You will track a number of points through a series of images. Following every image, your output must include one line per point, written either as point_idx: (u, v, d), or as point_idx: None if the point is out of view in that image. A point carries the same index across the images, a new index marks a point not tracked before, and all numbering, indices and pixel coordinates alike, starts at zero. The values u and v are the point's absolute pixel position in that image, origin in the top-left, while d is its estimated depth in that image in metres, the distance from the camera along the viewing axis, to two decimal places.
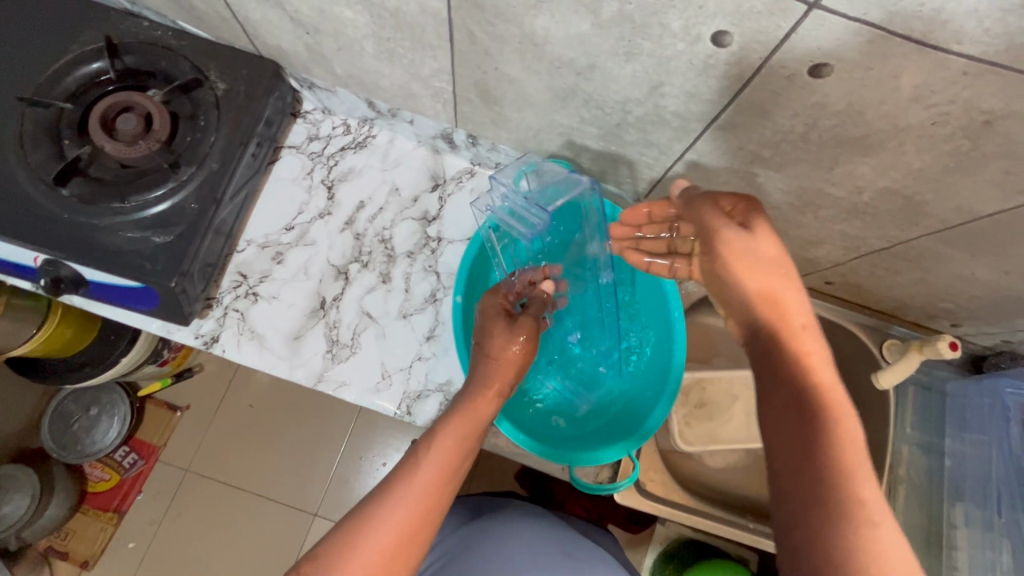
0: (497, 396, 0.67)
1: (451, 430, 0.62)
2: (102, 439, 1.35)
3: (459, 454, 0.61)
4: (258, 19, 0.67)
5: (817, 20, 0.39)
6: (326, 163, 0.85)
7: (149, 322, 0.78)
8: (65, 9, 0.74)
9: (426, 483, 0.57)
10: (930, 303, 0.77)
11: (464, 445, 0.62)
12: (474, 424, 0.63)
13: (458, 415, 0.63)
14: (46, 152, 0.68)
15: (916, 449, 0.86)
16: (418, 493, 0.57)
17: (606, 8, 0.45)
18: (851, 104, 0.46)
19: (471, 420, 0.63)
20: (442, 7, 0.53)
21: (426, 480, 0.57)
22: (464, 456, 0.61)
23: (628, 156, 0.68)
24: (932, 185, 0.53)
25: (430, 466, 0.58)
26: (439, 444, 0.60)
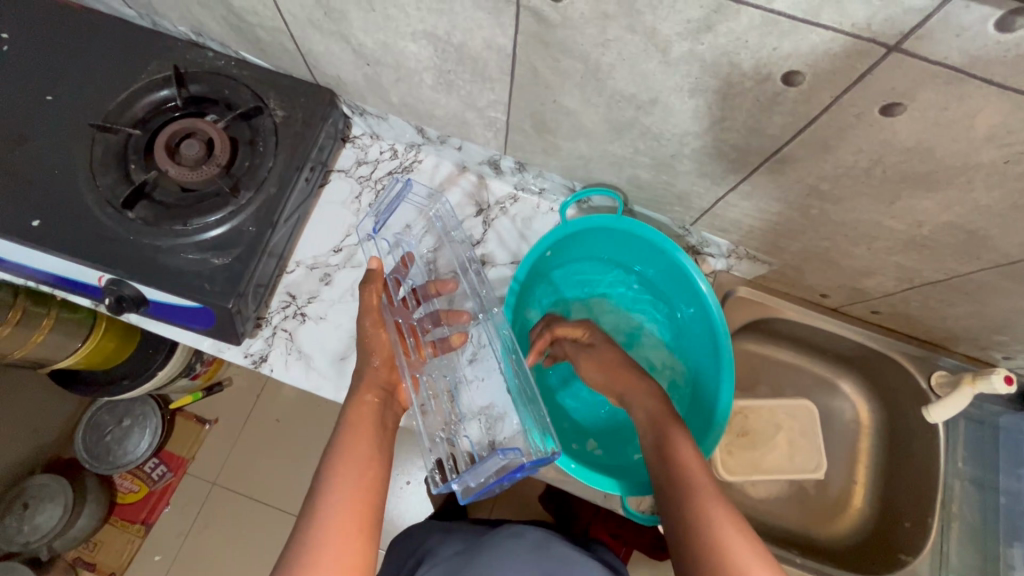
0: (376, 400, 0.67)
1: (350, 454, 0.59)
2: (133, 451, 1.38)
3: (365, 462, 0.59)
4: (320, 51, 0.70)
5: (895, 62, 0.39)
6: (373, 187, 0.87)
7: (200, 341, 0.79)
8: (135, 40, 0.78)
9: (335, 522, 0.53)
10: (984, 335, 0.76)
11: (369, 455, 0.60)
12: (366, 441, 0.61)
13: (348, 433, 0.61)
14: (114, 176, 0.71)
15: (969, 486, 0.83)
16: (337, 536, 0.53)
17: (676, 47, 0.46)
18: (920, 142, 0.46)
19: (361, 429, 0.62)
20: (508, 43, 0.54)
21: (339, 520, 0.54)
22: (373, 471, 0.59)
23: (678, 185, 0.68)
24: (998, 221, 0.52)
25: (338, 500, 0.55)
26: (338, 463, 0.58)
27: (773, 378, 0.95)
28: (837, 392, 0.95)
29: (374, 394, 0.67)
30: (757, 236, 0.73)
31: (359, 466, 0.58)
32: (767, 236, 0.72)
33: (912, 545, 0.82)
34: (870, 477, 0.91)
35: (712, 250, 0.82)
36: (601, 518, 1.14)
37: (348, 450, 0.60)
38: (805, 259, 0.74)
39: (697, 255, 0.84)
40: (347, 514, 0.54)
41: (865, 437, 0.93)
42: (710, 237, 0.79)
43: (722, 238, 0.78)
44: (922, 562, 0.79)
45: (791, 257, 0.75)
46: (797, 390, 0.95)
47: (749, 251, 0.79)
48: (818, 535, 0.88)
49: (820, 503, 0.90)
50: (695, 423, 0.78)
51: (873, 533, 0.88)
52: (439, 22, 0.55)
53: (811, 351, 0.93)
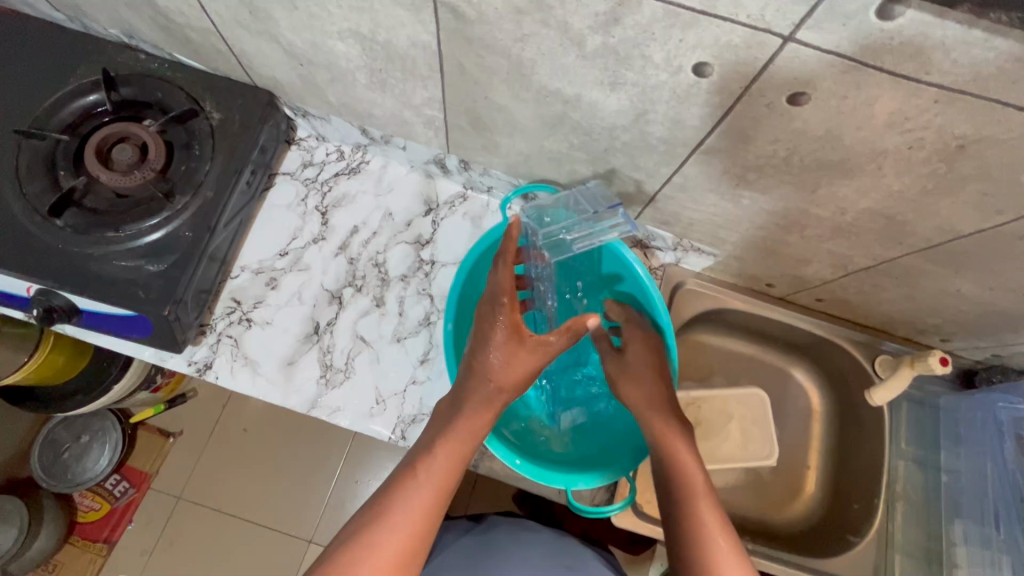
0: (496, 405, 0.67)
1: (442, 454, 0.62)
2: (93, 468, 1.34)
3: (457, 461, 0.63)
4: (252, 52, 0.68)
5: (791, 52, 0.40)
6: (320, 189, 0.86)
7: (141, 351, 0.77)
8: (64, 44, 0.76)
9: (417, 510, 0.59)
10: (920, 318, 0.79)
11: (461, 453, 0.63)
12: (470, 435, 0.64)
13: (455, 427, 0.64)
14: (41, 183, 0.69)
15: (912, 466, 0.86)
16: (408, 523, 0.58)
17: (590, 41, 0.46)
18: (828, 130, 0.47)
19: (466, 438, 0.64)
20: (432, 40, 0.54)
21: (418, 510, 0.59)
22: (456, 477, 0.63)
23: (617, 180, 0.69)
24: (912, 206, 0.54)
25: (424, 489, 0.60)
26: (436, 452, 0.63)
27: (727, 367, 0.96)
28: (790, 380, 0.97)
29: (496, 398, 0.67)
30: (698, 228, 0.74)
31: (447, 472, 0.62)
32: (707, 228, 0.73)
33: (860, 526, 0.83)
34: (822, 462, 0.93)
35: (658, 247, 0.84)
36: (570, 514, 1.15)
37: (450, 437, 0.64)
38: (745, 250, 0.76)
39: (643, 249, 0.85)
40: (430, 495, 0.60)
41: (817, 422, 0.95)
42: (656, 234, 0.80)
43: (666, 231, 0.79)
44: (869, 542, 0.81)
45: (733, 248, 0.77)
46: (751, 379, 0.96)
47: (694, 244, 0.80)
48: (773, 520, 0.90)
49: (775, 489, 0.92)
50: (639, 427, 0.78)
51: (826, 516, 0.89)
52: (362, 19, 0.55)
53: (762, 341, 0.95)
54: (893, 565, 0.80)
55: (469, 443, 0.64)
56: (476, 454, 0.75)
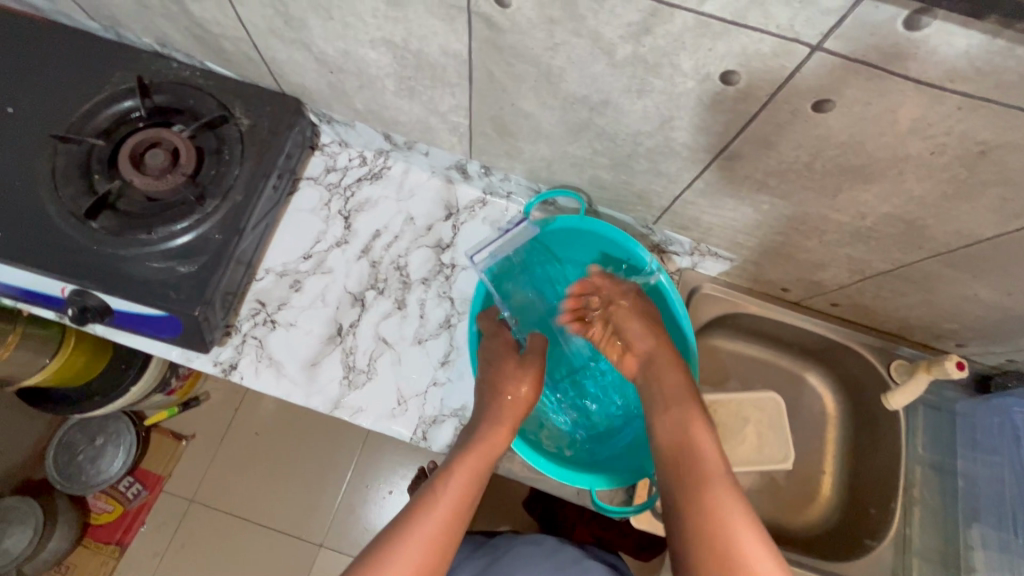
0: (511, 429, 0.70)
1: (461, 471, 0.65)
2: (107, 470, 1.36)
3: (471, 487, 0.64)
4: (284, 60, 0.70)
5: (819, 60, 0.42)
6: (343, 194, 0.88)
7: (168, 351, 0.78)
8: (99, 52, 0.78)
9: (435, 526, 0.61)
10: (935, 323, 0.80)
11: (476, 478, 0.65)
12: (486, 461, 0.66)
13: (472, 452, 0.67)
14: (76, 186, 0.71)
15: (928, 471, 0.85)
16: (426, 538, 0.60)
17: (620, 50, 0.48)
18: (852, 136, 0.48)
19: (482, 454, 0.67)
20: (464, 49, 0.56)
21: (435, 526, 0.61)
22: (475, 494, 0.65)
23: (637, 185, 0.70)
24: (932, 211, 0.55)
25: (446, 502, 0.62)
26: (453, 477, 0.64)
27: (742, 372, 0.97)
28: (804, 385, 0.97)
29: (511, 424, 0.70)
30: (716, 232, 0.76)
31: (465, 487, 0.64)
32: (725, 232, 0.74)
33: (877, 530, 0.84)
34: (837, 467, 0.94)
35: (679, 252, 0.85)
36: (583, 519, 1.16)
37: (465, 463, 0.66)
38: (763, 255, 0.77)
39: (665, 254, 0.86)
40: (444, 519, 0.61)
41: (831, 427, 0.95)
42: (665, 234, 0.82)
43: (683, 236, 0.81)
44: (886, 546, 0.81)
45: (750, 253, 0.78)
46: (766, 384, 0.97)
47: (712, 248, 0.81)
48: (789, 524, 0.90)
49: (790, 494, 0.92)
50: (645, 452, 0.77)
51: (841, 521, 0.89)
52: (395, 28, 0.56)
53: (777, 346, 0.96)
54: (911, 570, 0.80)
55: (484, 459, 0.67)
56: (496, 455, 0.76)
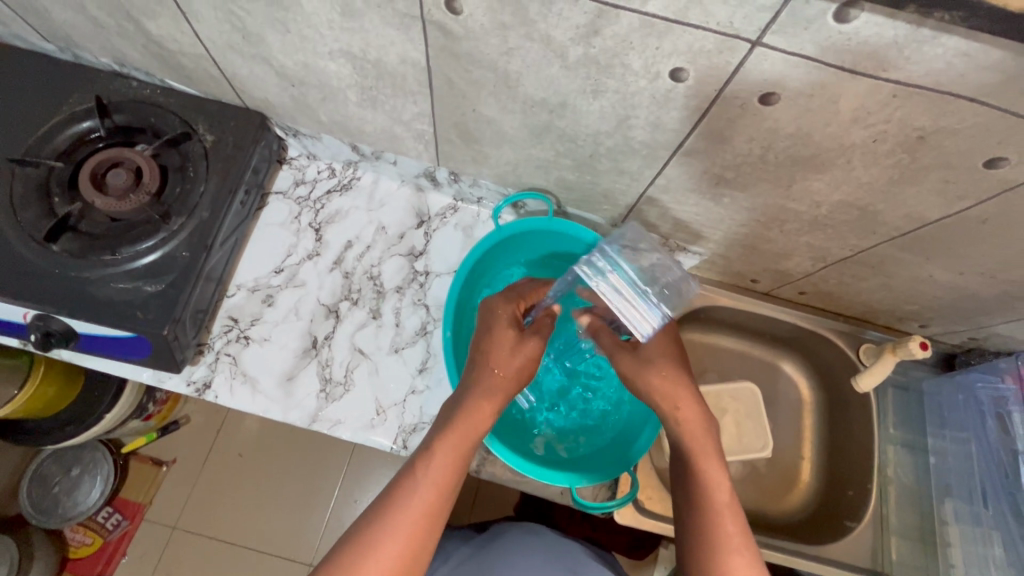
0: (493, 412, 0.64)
1: (444, 449, 0.61)
2: (84, 501, 1.32)
3: (453, 470, 0.60)
4: (245, 75, 0.70)
5: (761, 55, 0.43)
6: (312, 207, 0.88)
7: (138, 373, 0.77)
8: (54, 73, 0.77)
9: (420, 507, 0.58)
10: (898, 306, 0.82)
11: (457, 460, 0.61)
12: (466, 443, 0.62)
13: (451, 433, 0.62)
14: (36, 210, 0.70)
15: (901, 449, 0.87)
16: (410, 520, 0.57)
17: (572, 52, 0.49)
18: (799, 127, 0.50)
19: (467, 430, 0.62)
20: (421, 57, 0.57)
21: (419, 508, 0.57)
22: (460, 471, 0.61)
23: (602, 185, 0.72)
24: (881, 196, 0.57)
25: (425, 489, 0.58)
26: (432, 464, 0.60)
27: (718, 364, 0.98)
28: (779, 373, 0.99)
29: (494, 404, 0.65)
30: (682, 227, 0.77)
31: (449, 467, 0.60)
32: (691, 227, 0.76)
33: (856, 511, 0.85)
34: (816, 452, 0.95)
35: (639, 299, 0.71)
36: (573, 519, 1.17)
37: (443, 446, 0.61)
38: (729, 247, 0.79)
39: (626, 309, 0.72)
40: (428, 501, 0.58)
41: (808, 413, 0.97)
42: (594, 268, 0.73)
43: (652, 233, 0.82)
44: (866, 527, 0.83)
45: (717, 246, 0.80)
46: (742, 374, 0.99)
47: (680, 244, 0.83)
48: (772, 511, 0.92)
49: (771, 482, 0.94)
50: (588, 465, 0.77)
51: (822, 504, 0.91)
52: (353, 39, 0.57)
53: (750, 336, 0.98)
54: (890, 549, 0.81)
55: (470, 435, 0.62)
56: (478, 460, 0.77)
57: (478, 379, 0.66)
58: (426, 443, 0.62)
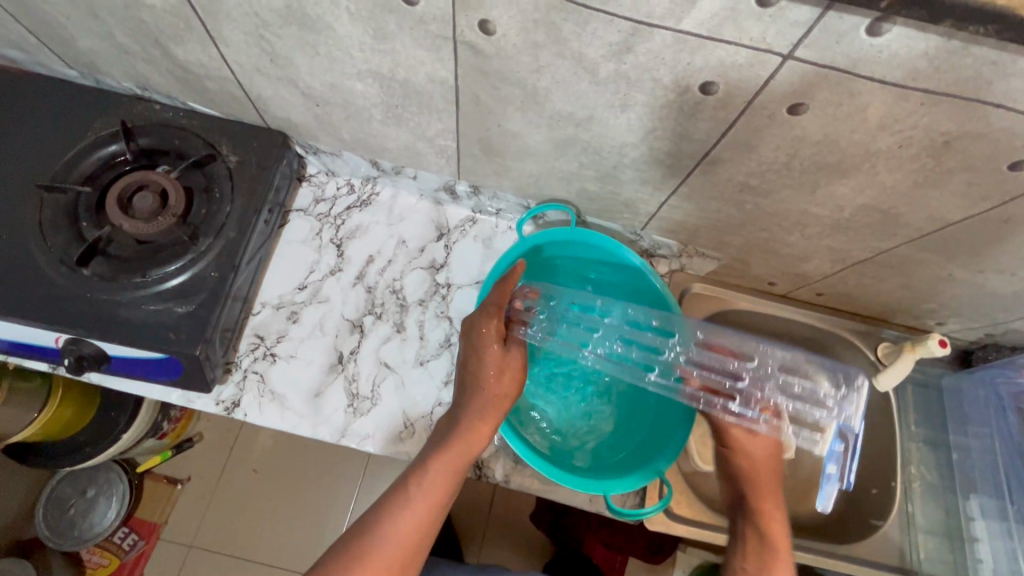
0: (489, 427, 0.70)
1: (441, 464, 0.66)
2: (100, 523, 1.32)
3: (449, 483, 0.66)
4: (269, 96, 0.72)
5: (792, 67, 0.44)
6: (333, 223, 0.89)
7: (167, 394, 0.77)
8: (78, 99, 0.78)
9: (412, 522, 0.62)
10: (916, 305, 0.83)
11: (454, 474, 0.66)
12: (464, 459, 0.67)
13: (451, 449, 0.67)
14: (66, 235, 0.71)
15: (924, 447, 0.88)
16: (404, 535, 0.61)
17: (603, 68, 0.50)
18: (826, 135, 0.51)
19: (462, 452, 0.67)
20: (450, 75, 0.58)
21: (414, 525, 0.62)
22: (452, 489, 0.66)
23: (624, 194, 0.73)
24: (904, 199, 0.58)
25: (422, 499, 0.63)
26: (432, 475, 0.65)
27: None
28: None
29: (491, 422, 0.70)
30: (702, 233, 0.78)
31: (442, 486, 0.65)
32: (711, 233, 0.77)
33: (881, 509, 0.86)
34: None
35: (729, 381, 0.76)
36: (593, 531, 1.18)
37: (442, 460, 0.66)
38: (749, 251, 0.80)
39: (696, 395, 0.75)
40: (423, 510, 0.63)
41: None
42: (850, 412, 0.71)
43: (671, 239, 0.83)
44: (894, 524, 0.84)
45: (736, 251, 0.81)
46: None
47: (699, 249, 0.84)
48: (797, 512, 0.92)
49: (795, 483, 0.94)
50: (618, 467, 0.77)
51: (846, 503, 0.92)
52: (382, 60, 0.58)
53: None
54: (918, 547, 0.82)
55: (467, 453, 0.67)
56: (505, 470, 0.77)
57: (474, 401, 0.71)
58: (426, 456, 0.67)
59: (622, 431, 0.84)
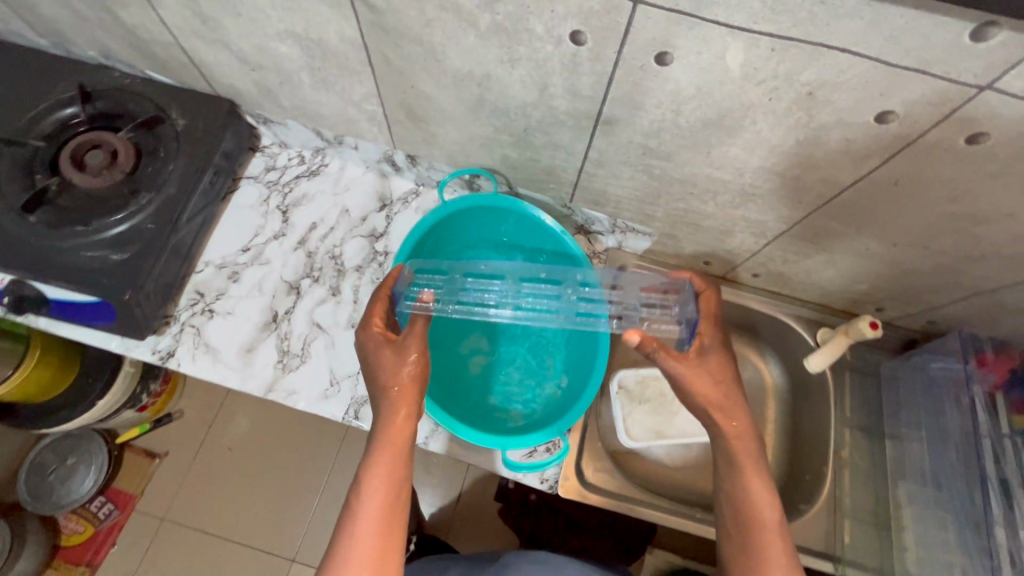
0: (410, 417, 0.64)
1: (378, 471, 0.60)
2: (78, 490, 1.37)
3: (394, 488, 0.60)
4: (211, 61, 0.76)
5: (643, 14, 0.46)
6: (281, 191, 0.93)
7: (108, 341, 0.81)
8: (46, 65, 0.84)
9: (369, 544, 0.56)
10: (848, 286, 0.82)
11: (396, 479, 0.60)
12: (398, 457, 0.62)
13: (381, 452, 0.61)
14: (19, 185, 0.76)
15: (857, 433, 0.88)
16: (369, 561, 0.56)
17: (481, 20, 0.53)
18: (698, 88, 0.53)
19: (394, 451, 0.62)
20: (356, 34, 0.61)
21: (373, 546, 0.56)
22: (401, 492, 0.60)
23: (544, 162, 0.75)
24: (795, 160, 0.59)
25: (369, 516, 0.58)
26: (370, 485, 0.59)
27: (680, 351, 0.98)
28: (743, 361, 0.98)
29: (408, 411, 0.64)
30: (626, 205, 0.79)
31: (397, 473, 0.60)
32: (633, 204, 0.78)
33: (811, 495, 0.85)
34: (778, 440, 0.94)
35: (613, 297, 0.78)
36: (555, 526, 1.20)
37: (378, 468, 0.60)
38: (674, 225, 0.80)
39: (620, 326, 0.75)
40: (376, 528, 0.57)
41: (772, 399, 0.96)
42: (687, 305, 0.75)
43: (600, 213, 0.84)
44: (819, 510, 0.83)
45: (663, 225, 0.82)
46: None
47: (629, 224, 0.84)
48: None
49: None
50: (543, 422, 0.77)
51: (782, 489, 0.90)
52: (295, 19, 0.62)
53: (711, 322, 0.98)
54: (843, 533, 0.81)
55: (398, 451, 0.62)
56: (426, 432, 0.78)
57: (383, 406, 0.65)
58: (361, 471, 0.61)
59: (549, 391, 0.83)
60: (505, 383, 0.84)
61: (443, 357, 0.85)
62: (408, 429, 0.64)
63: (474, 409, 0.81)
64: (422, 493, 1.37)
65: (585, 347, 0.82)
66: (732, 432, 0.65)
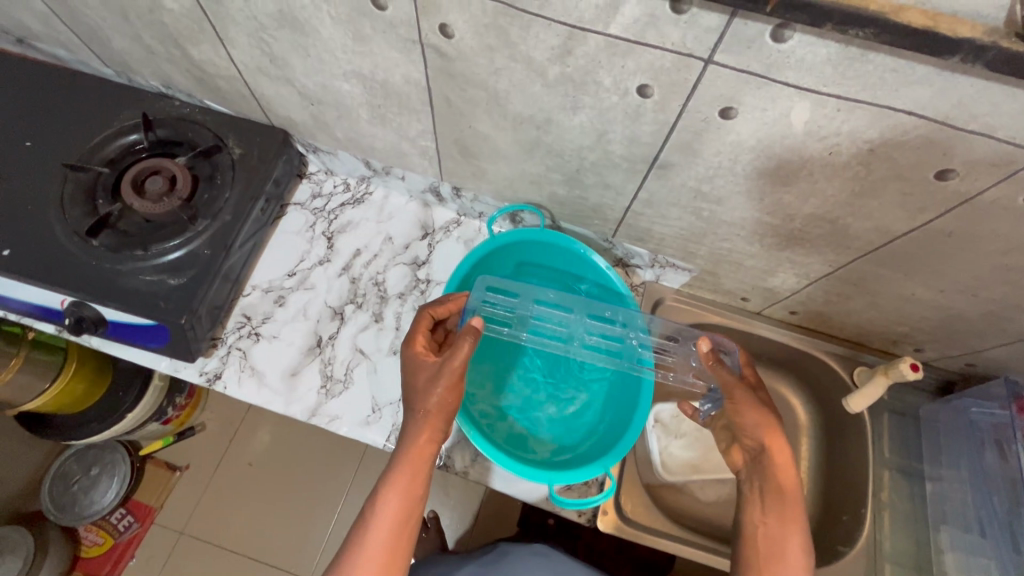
0: (429, 442, 0.68)
1: (393, 492, 0.65)
2: (100, 501, 1.37)
3: (405, 509, 0.65)
4: (271, 95, 0.79)
5: (714, 73, 0.48)
6: (327, 217, 0.95)
7: (157, 361, 0.83)
8: (110, 93, 0.87)
9: (375, 555, 0.63)
10: (888, 328, 0.83)
11: (409, 500, 0.65)
12: (416, 481, 0.66)
13: (399, 474, 0.66)
14: (82, 209, 0.79)
15: (896, 474, 0.87)
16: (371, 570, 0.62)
17: (550, 70, 0.55)
18: (760, 140, 0.54)
19: (411, 476, 0.66)
20: (422, 77, 0.64)
21: (377, 556, 0.63)
22: (413, 511, 0.66)
23: (592, 200, 0.77)
24: (848, 210, 0.60)
25: (378, 532, 0.64)
26: (386, 501, 0.65)
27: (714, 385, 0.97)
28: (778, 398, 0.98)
29: (429, 436, 0.68)
30: (669, 242, 0.81)
31: (411, 494, 0.65)
32: (677, 242, 0.79)
33: (849, 537, 0.84)
34: (813, 478, 0.93)
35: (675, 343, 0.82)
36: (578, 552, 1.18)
37: (394, 487, 0.65)
38: (716, 263, 0.82)
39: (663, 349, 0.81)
40: (385, 541, 0.63)
41: (805, 437, 0.96)
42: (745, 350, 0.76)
43: (642, 248, 0.85)
44: (858, 553, 0.82)
45: (704, 262, 0.83)
46: None
47: (669, 259, 0.85)
48: None
49: None
50: (586, 458, 0.78)
51: (819, 528, 0.89)
52: (363, 61, 0.64)
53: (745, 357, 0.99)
54: None
55: (415, 474, 0.66)
56: (465, 462, 0.78)
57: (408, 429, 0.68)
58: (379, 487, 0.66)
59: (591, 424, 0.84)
60: (546, 416, 0.85)
61: (485, 388, 0.86)
62: (427, 450, 0.68)
63: (515, 441, 0.82)
64: (443, 517, 1.37)
65: (629, 381, 0.84)
66: (782, 464, 0.68)
